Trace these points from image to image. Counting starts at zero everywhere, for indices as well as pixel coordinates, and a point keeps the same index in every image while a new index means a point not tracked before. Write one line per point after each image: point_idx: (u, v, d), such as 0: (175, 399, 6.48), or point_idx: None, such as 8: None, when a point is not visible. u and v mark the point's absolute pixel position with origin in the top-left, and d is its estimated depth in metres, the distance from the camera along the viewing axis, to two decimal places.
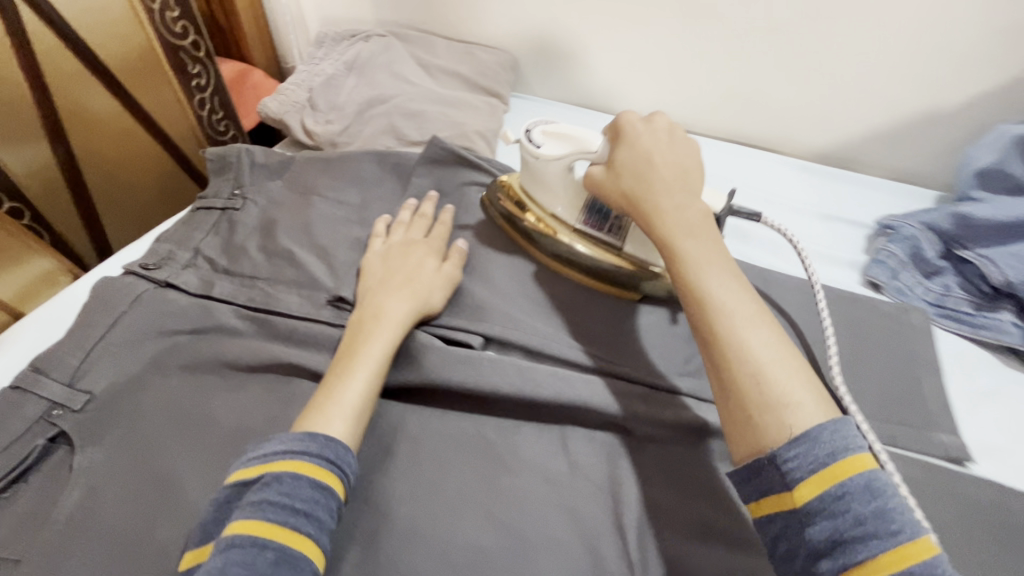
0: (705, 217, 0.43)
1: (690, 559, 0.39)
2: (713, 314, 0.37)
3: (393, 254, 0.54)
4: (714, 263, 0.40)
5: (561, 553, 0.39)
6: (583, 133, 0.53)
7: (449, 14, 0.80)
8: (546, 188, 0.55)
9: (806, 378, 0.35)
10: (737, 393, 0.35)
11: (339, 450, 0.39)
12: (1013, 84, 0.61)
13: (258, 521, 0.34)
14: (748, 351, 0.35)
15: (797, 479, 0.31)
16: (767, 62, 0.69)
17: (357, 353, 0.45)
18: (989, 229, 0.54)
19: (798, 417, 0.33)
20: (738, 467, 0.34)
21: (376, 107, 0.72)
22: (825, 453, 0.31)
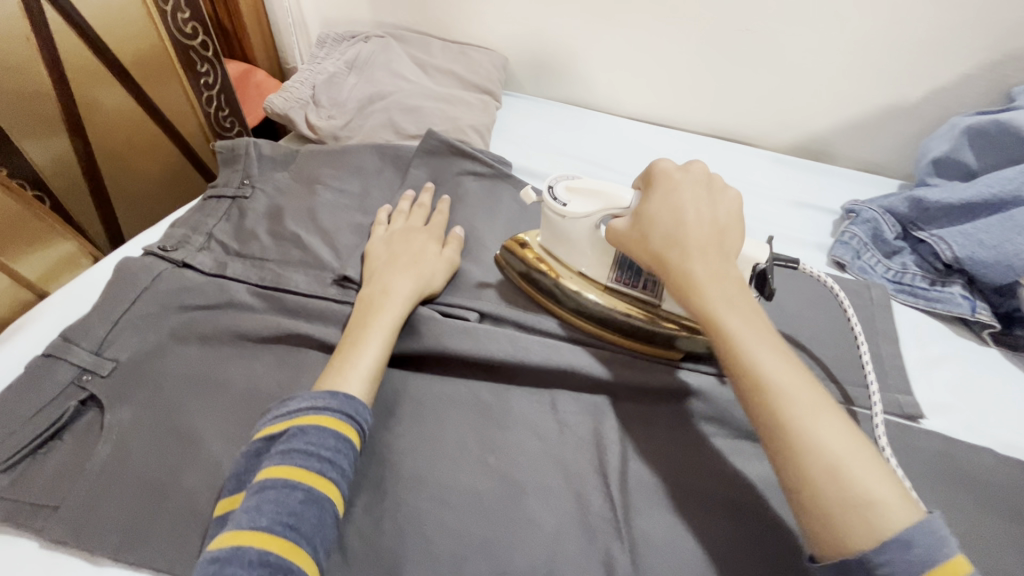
0: (742, 285, 0.42)
1: (667, 501, 0.43)
2: (771, 404, 0.36)
3: (397, 238, 0.58)
4: (763, 342, 0.38)
5: (551, 497, 0.43)
6: (610, 188, 0.50)
7: (444, 16, 0.85)
8: (574, 247, 0.53)
9: (872, 461, 0.34)
10: (810, 490, 0.33)
11: (358, 407, 0.42)
12: (963, 79, 0.67)
13: (287, 467, 0.38)
14: (818, 444, 0.34)
15: (881, 566, 0.30)
16: (742, 61, 0.74)
17: (368, 325, 0.49)
18: (941, 211, 0.59)
19: (884, 515, 0.31)
20: (823, 562, 0.33)
21: (376, 103, 0.76)
22: (918, 556, 0.30)
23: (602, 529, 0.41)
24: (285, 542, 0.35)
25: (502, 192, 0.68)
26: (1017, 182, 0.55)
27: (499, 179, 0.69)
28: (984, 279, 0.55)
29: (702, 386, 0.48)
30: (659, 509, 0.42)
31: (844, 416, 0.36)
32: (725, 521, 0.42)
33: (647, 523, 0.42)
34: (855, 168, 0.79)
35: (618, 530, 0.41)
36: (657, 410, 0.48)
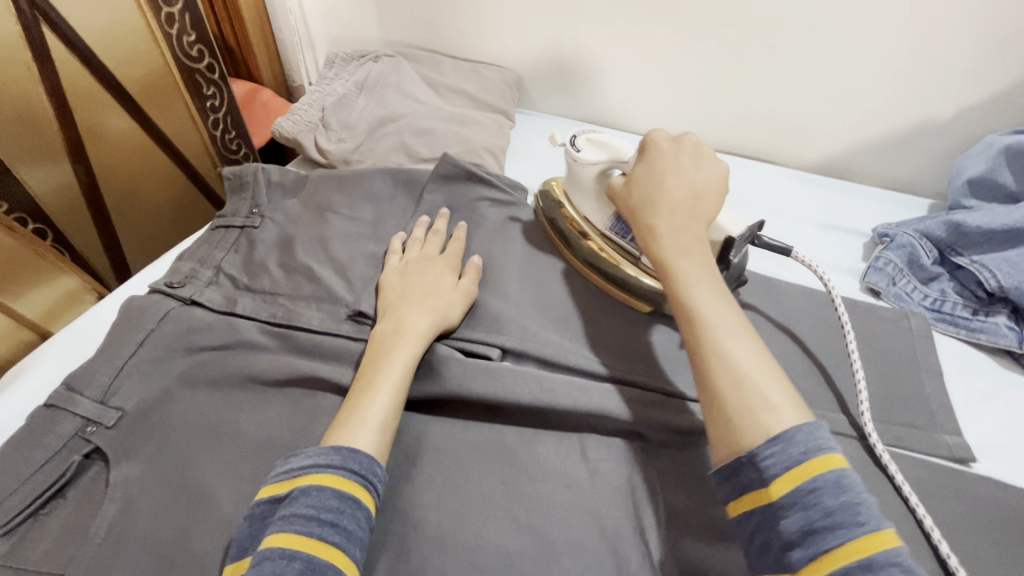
0: (700, 240, 0.46)
1: (710, 559, 0.40)
2: (697, 324, 0.41)
3: (411, 269, 0.56)
4: (704, 283, 0.43)
5: (585, 556, 0.40)
6: (624, 144, 0.56)
7: (455, 34, 0.83)
8: (580, 189, 0.59)
9: (782, 388, 0.37)
10: (712, 392, 0.38)
11: (365, 462, 0.40)
12: (997, 96, 0.64)
13: (287, 534, 0.36)
14: (732, 360, 0.38)
15: (773, 476, 0.34)
16: (764, 78, 0.72)
17: (381, 368, 0.46)
18: (982, 237, 0.56)
19: (770, 420, 0.35)
20: (720, 467, 0.37)
21: (387, 125, 0.74)
22: (799, 452, 0.34)
23: None
24: None
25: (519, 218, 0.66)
26: None
27: (516, 204, 0.66)
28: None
29: None
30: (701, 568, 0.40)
31: (767, 354, 0.39)
32: None
33: None
34: (882, 186, 0.77)
35: None
36: (693, 456, 0.46)
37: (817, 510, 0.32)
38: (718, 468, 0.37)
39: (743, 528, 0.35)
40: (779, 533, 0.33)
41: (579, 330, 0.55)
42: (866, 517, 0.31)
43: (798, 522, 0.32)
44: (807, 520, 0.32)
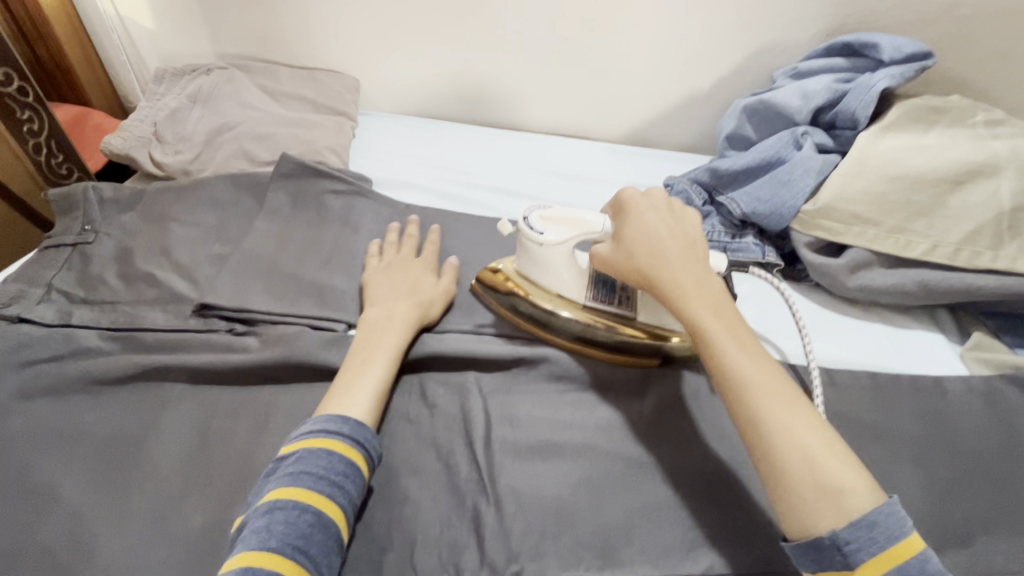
0: (726, 303, 0.47)
1: (525, 455, 0.49)
2: (754, 398, 0.41)
3: (394, 270, 0.61)
4: (742, 344, 0.44)
5: (422, 474, 0.47)
6: (580, 215, 0.56)
7: (288, 44, 0.86)
8: (551, 272, 0.58)
9: (845, 454, 0.38)
10: (777, 474, 0.38)
11: (365, 432, 0.46)
12: (737, 70, 0.81)
13: (297, 489, 0.40)
14: (795, 437, 0.39)
15: (858, 560, 0.35)
16: (567, 68, 0.83)
17: (370, 351, 0.52)
18: (733, 177, 0.71)
19: (855, 498, 0.36)
20: (796, 544, 0.37)
21: (225, 134, 0.77)
22: (885, 536, 0.35)
23: (470, 491, 0.46)
24: (291, 562, 0.37)
25: (363, 207, 0.72)
26: (777, 147, 0.68)
27: (359, 195, 0.72)
28: (763, 228, 0.67)
29: (551, 353, 0.56)
30: (520, 463, 0.48)
31: (819, 415, 0.41)
32: (574, 463, 0.49)
33: (509, 478, 0.47)
34: (676, 149, 0.92)
35: (484, 491, 0.46)
36: (515, 379, 0.55)
37: None
38: (790, 544, 0.38)
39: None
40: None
41: None
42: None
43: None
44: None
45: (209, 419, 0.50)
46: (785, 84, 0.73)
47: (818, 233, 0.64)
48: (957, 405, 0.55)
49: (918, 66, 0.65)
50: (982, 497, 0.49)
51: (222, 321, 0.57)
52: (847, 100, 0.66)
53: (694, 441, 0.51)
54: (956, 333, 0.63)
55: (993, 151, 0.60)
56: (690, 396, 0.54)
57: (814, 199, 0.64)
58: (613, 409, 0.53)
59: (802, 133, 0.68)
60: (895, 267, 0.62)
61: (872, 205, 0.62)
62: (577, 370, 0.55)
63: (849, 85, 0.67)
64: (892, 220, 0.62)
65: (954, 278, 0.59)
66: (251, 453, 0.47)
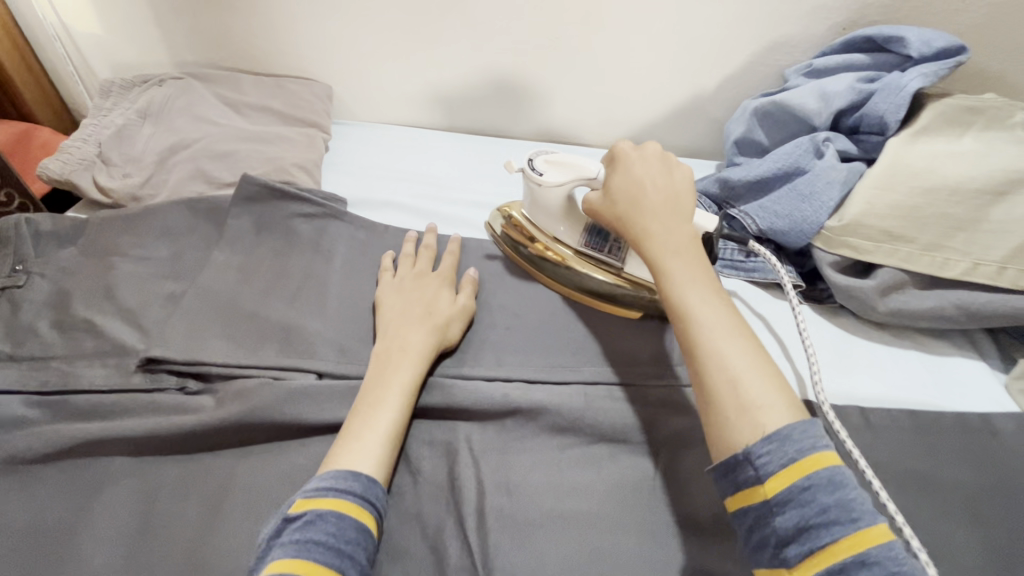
0: (689, 245, 0.48)
1: (523, 529, 0.42)
2: (695, 324, 0.42)
3: (407, 287, 0.56)
4: (697, 281, 0.45)
5: (405, 561, 0.41)
6: (580, 161, 0.58)
7: (250, 49, 0.78)
8: (549, 213, 0.61)
9: (777, 385, 0.39)
10: (705, 389, 0.40)
11: (377, 491, 0.41)
12: (745, 68, 0.74)
13: (305, 561, 0.35)
14: (726, 361, 0.40)
15: (768, 473, 0.35)
16: (558, 68, 0.76)
17: (380, 390, 0.46)
18: (746, 188, 0.64)
19: (770, 419, 0.37)
20: (717, 463, 0.38)
21: (180, 153, 0.69)
22: (794, 449, 0.35)
23: None
24: None
25: (336, 230, 0.64)
26: (797, 154, 0.61)
27: (331, 218, 0.65)
28: (782, 245, 0.60)
29: (551, 402, 0.49)
30: (518, 542, 0.42)
31: (764, 350, 0.41)
32: (581, 539, 0.42)
33: (506, 563, 0.41)
34: (678, 154, 0.85)
35: None
36: (511, 435, 0.48)
37: (812, 506, 0.33)
38: (715, 467, 0.38)
39: (742, 522, 0.36)
40: (776, 529, 0.34)
41: None
42: (859, 512, 0.33)
43: (792, 519, 0.34)
44: (803, 517, 0.33)
45: (151, 500, 0.42)
46: (801, 84, 0.66)
47: (844, 251, 0.57)
48: (1011, 447, 0.49)
49: (953, 62, 0.58)
50: None
51: (172, 376, 0.50)
52: (874, 102, 0.60)
53: (716, 505, 0.45)
54: (999, 360, 0.57)
55: None
56: (711, 449, 0.47)
57: (839, 214, 0.58)
58: (622, 467, 0.47)
59: (824, 139, 0.61)
60: (930, 289, 0.56)
61: (904, 220, 0.55)
62: (581, 421, 0.48)
63: (875, 85, 0.60)
64: (926, 236, 0.55)
65: (998, 302, 0.53)
66: (201, 543, 0.40)
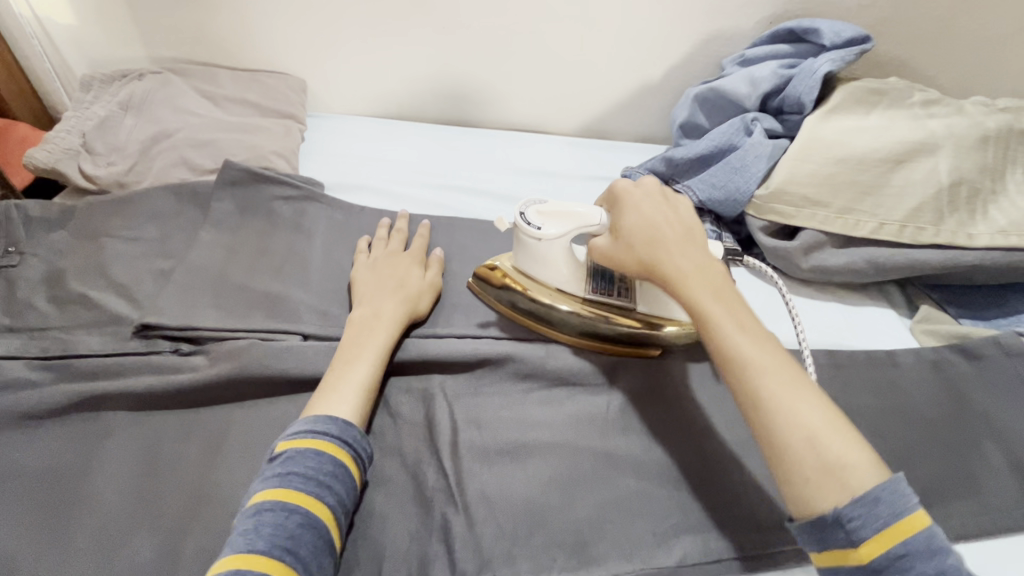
0: (725, 284, 0.48)
1: (492, 457, 0.48)
2: (757, 379, 0.41)
3: (381, 265, 0.61)
4: (745, 325, 0.44)
5: (388, 487, 0.46)
6: (576, 208, 0.56)
7: (226, 45, 0.82)
8: (550, 267, 0.58)
9: (845, 432, 0.39)
10: (778, 447, 0.39)
11: (353, 433, 0.45)
12: (687, 59, 0.81)
13: (287, 490, 0.40)
14: (795, 414, 0.39)
15: (861, 537, 0.35)
16: (518, 61, 0.82)
17: (356, 348, 0.51)
18: (688, 165, 0.71)
19: (856, 477, 0.36)
20: (801, 522, 0.38)
21: (163, 142, 0.73)
22: (887, 512, 0.35)
23: (437, 501, 0.45)
24: (282, 566, 0.36)
25: (315, 211, 0.69)
26: (729, 134, 0.69)
27: (310, 200, 0.70)
28: (718, 215, 0.68)
29: (516, 352, 0.55)
30: (488, 466, 0.47)
31: (820, 392, 0.41)
32: (544, 463, 0.48)
33: (477, 483, 0.46)
34: (633, 140, 0.93)
35: (452, 499, 0.45)
36: (480, 382, 0.54)
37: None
38: (796, 524, 0.38)
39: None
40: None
41: None
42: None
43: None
44: None
45: (156, 447, 0.47)
46: (733, 71, 0.74)
47: (771, 218, 0.65)
48: (908, 376, 0.57)
49: (858, 50, 0.66)
50: (940, 462, 0.50)
51: (168, 341, 0.54)
52: (793, 85, 0.68)
53: (661, 432, 0.51)
54: (906, 308, 0.65)
55: (929, 131, 0.62)
56: (656, 387, 0.54)
57: (766, 183, 0.66)
58: (580, 404, 0.53)
59: (752, 119, 0.69)
60: (846, 247, 0.64)
61: (820, 187, 0.63)
62: (543, 368, 0.54)
63: (794, 71, 0.69)
64: (840, 200, 0.63)
65: (901, 254, 0.61)
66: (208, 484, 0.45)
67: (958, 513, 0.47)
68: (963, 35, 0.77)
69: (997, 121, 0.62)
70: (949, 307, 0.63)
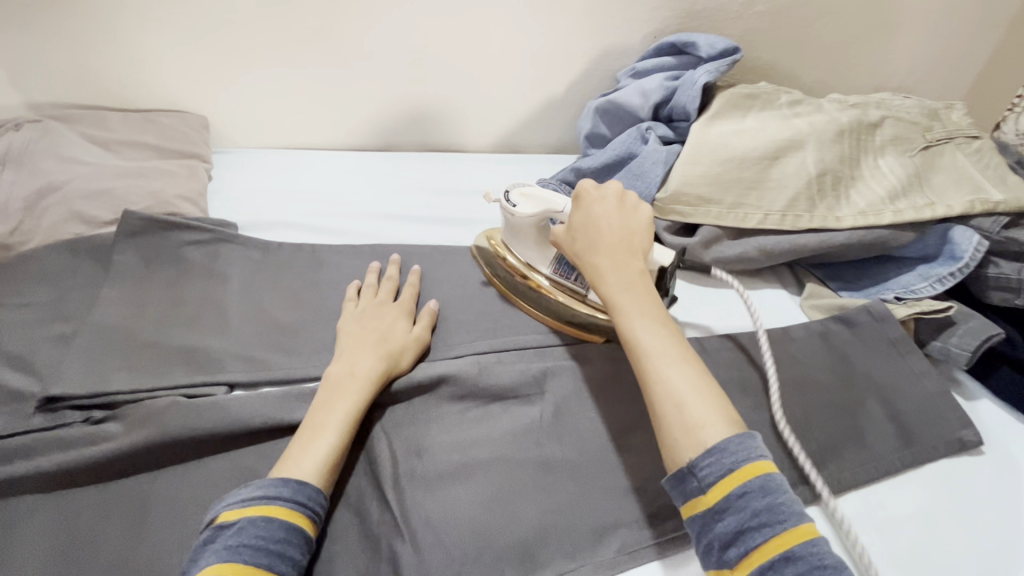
0: (643, 281, 0.52)
1: (433, 481, 0.50)
2: (643, 353, 0.47)
3: (367, 316, 0.60)
4: (646, 314, 0.49)
5: (332, 527, 0.48)
6: (553, 197, 0.63)
7: (113, 85, 0.78)
8: (521, 239, 0.65)
9: (718, 405, 0.44)
10: (657, 411, 0.45)
11: (308, 492, 0.45)
12: (586, 73, 0.86)
13: (235, 563, 0.39)
14: (671, 387, 0.44)
15: (709, 484, 0.40)
16: (425, 83, 0.84)
17: (328, 409, 0.50)
18: (595, 173, 0.76)
19: (709, 434, 0.42)
20: (670, 475, 0.43)
21: (50, 196, 0.68)
22: (730, 460, 0.40)
23: (384, 534, 0.48)
24: None
25: (230, 253, 0.67)
26: (628, 142, 0.75)
27: (223, 242, 0.67)
28: None
29: (448, 373, 0.57)
30: (432, 491, 0.49)
31: (708, 373, 0.46)
32: (484, 480, 0.50)
33: (421, 510, 0.48)
34: (544, 150, 0.97)
35: (398, 529, 0.47)
36: (418, 409, 0.55)
37: (747, 511, 0.39)
38: (669, 479, 0.43)
39: (692, 527, 0.41)
40: (716, 532, 0.39)
41: (308, 338, 0.60)
42: (787, 515, 0.38)
43: (732, 523, 0.39)
44: (740, 521, 0.39)
45: (70, 527, 0.45)
46: (627, 84, 0.79)
47: (672, 217, 0.71)
48: (801, 348, 0.63)
49: (729, 60, 0.74)
50: (829, 423, 0.57)
51: (76, 410, 0.52)
52: (677, 96, 0.74)
53: (593, 431, 0.55)
54: (795, 286, 0.73)
55: (796, 129, 0.71)
56: (583, 389, 0.58)
57: (664, 186, 0.71)
58: (514, 416, 0.55)
59: (647, 128, 0.75)
60: (739, 238, 0.71)
61: (712, 186, 0.70)
62: (476, 387, 0.56)
63: (678, 82, 0.75)
64: (730, 196, 0.70)
65: (785, 240, 0.69)
66: (130, 556, 0.44)
67: (847, 465, 0.54)
68: (819, 39, 0.87)
69: (849, 116, 0.71)
70: (830, 282, 0.71)
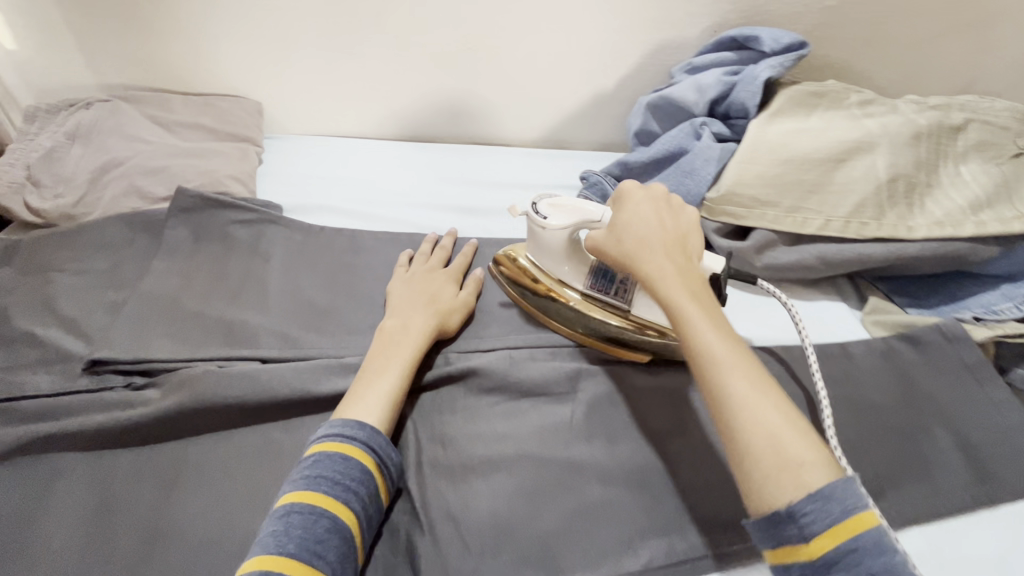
0: (704, 290, 0.45)
1: (455, 475, 0.49)
2: (718, 369, 0.39)
3: (417, 279, 0.62)
4: (717, 323, 0.42)
5: None
6: (584, 205, 0.57)
7: (175, 68, 0.81)
8: (552, 254, 0.60)
9: (809, 435, 0.37)
10: (743, 445, 0.37)
11: (379, 439, 0.46)
12: (638, 69, 0.83)
13: (314, 492, 0.41)
14: (759, 416, 0.37)
15: (814, 532, 0.33)
16: (473, 73, 0.83)
17: (387, 361, 0.51)
18: (643, 168, 0.74)
19: (810, 476, 0.35)
20: (757, 519, 0.36)
21: (113, 171, 0.71)
22: (839, 510, 0.33)
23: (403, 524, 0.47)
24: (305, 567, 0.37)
25: (273, 233, 0.68)
26: (679, 138, 0.72)
27: (267, 222, 0.68)
28: None
29: (478, 366, 0.55)
30: (453, 483, 0.48)
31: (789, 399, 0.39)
32: (507, 477, 0.48)
33: (442, 501, 0.47)
34: (590, 148, 0.95)
35: (417, 520, 0.47)
36: (447, 400, 0.54)
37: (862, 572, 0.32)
38: (751, 520, 0.36)
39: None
40: None
41: (343, 320, 0.60)
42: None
43: None
44: None
45: (105, 487, 0.46)
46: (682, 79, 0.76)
47: (722, 218, 0.67)
48: (861, 366, 0.58)
49: (794, 56, 0.70)
50: (891, 449, 0.52)
51: (119, 376, 0.54)
52: (736, 92, 0.71)
53: (626, 437, 0.52)
54: (856, 299, 0.68)
55: (866, 130, 0.65)
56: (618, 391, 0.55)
57: (717, 185, 0.68)
58: (543, 414, 0.53)
59: (701, 123, 0.72)
60: (796, 244, 0.66)
61: (769, 188, 0.66)
62: (505, 382, 0.54)
63: (736, 78, 0.72)
64: (788, 199, 0.65)
65: (847, 249, 0.63)
66: (158, 519, 0.45)
67: (910, 497, 0.49)
68: (896, 36, 0.80)
69: (928, 118, 0.65)
70: (896, 297, 0.66)
